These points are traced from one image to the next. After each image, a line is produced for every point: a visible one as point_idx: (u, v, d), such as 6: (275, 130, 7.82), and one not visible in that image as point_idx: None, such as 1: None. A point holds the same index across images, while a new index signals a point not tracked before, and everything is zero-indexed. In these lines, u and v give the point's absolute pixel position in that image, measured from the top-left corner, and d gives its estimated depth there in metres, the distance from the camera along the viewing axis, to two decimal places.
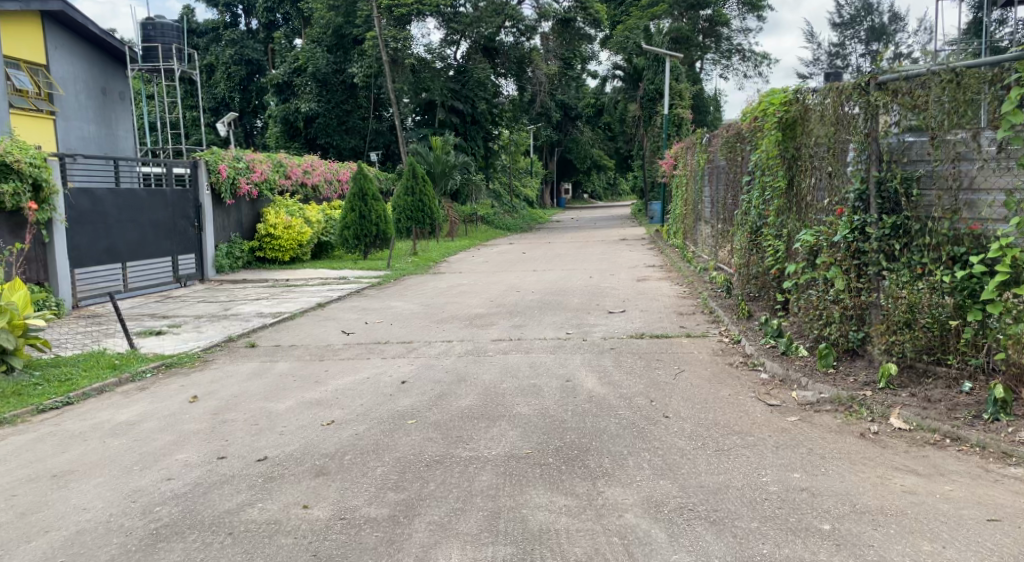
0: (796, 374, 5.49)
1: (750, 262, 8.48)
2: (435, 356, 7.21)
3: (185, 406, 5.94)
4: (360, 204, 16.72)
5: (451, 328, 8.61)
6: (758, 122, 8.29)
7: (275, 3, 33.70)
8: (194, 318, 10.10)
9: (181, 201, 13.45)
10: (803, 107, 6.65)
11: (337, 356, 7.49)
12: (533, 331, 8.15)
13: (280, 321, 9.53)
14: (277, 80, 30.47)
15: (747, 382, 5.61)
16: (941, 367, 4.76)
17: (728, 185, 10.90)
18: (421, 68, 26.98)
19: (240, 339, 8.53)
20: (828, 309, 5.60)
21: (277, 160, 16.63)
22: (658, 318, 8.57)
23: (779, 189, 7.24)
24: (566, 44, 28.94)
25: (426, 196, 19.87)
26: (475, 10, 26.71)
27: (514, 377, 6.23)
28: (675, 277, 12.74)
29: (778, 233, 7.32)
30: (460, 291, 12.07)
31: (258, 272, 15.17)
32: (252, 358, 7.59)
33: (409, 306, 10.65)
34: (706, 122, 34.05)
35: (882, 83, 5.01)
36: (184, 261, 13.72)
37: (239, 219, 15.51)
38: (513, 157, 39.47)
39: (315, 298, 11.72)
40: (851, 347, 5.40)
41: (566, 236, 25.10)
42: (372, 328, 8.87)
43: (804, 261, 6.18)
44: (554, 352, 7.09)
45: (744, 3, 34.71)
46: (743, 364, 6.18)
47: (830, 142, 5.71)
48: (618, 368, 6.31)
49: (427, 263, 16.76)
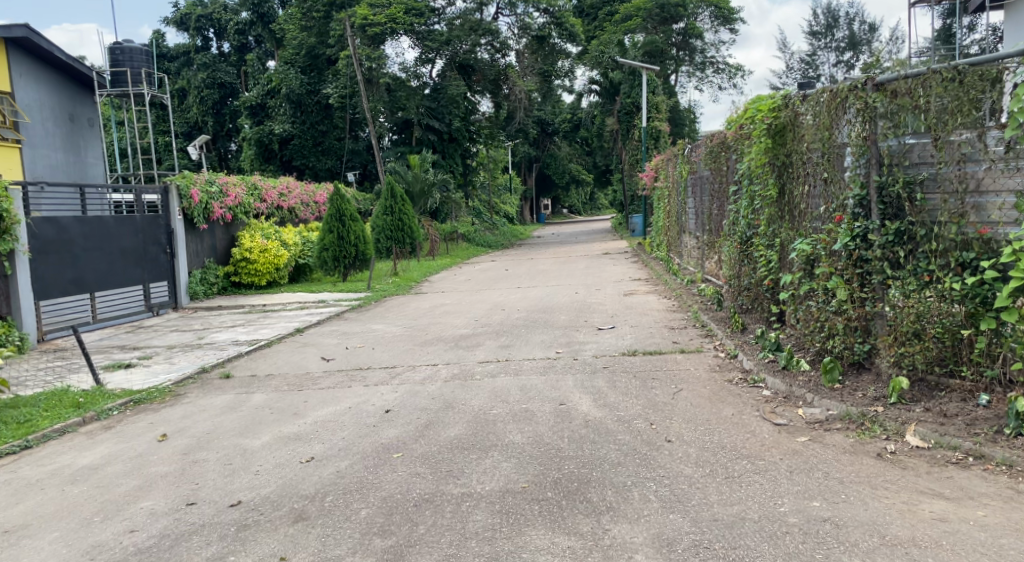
0: (800, 391, 5.23)
1: (741, 274, 8.29)
2: (420, 382, 6.86)
3: (153, 446, 5.54)
4: (338, 225, 16.25)
5: (436, 351, 8.28)
6: (745, 130, 8.14)
7: (246, 25, 33.46)
8: (166, 349, 9.66)
9: (152, 226, 13.04)
10: (792, 112, 6.46)
11: (317, 385, 7.12)
12: (522, 351, 7.84)
13: (256, 349, 9.13)
14: (250, 103, 30.82)
15: (749, 400, 5.33)
16: (954, 379, 4.52)
17: (713, 196, 10.76)
18: (396, 88, 26.74)
19: (214, 369, 8.11)
20: (831, 322, 5.33)
21: (252, 183, 16.21)
22: (649, 334, 8.32)
23: (770, 198, 7.08)
24: (542, 59, 28.84)
25: (405, 215, 19.60)
26: (449, 28, 26.83)
27: (505, 401, 5.93)
28: (662, 290, 12.55)
29: (770, 242, 7.16)
30: (443, 311, 11.75)
31: (233, 298, 14.72)
32: (225, 390, 7.19)
33: (391, 328, 10.29)
34: (683, 134, 34.21)
35: (879, 83, 4.80)
36: (156, 289, 13.26)
37: (213, 243, 15.08)
38: (491, 174, 39.33)
39: (293, 323, 11.33)
40: (857, 360, 5.15)
41: (548, 251, 24.91)
42: (353, 353, 8.51)
43: (801, 271, 5.96)
44: (544, 373, 6.79)
45: (717, 16, 34.82)
46: (743, 380, 5.92)
47: (825, 147, 5.50)
48: (612, 389, 6.01)
49: (409, 283, 16.43)
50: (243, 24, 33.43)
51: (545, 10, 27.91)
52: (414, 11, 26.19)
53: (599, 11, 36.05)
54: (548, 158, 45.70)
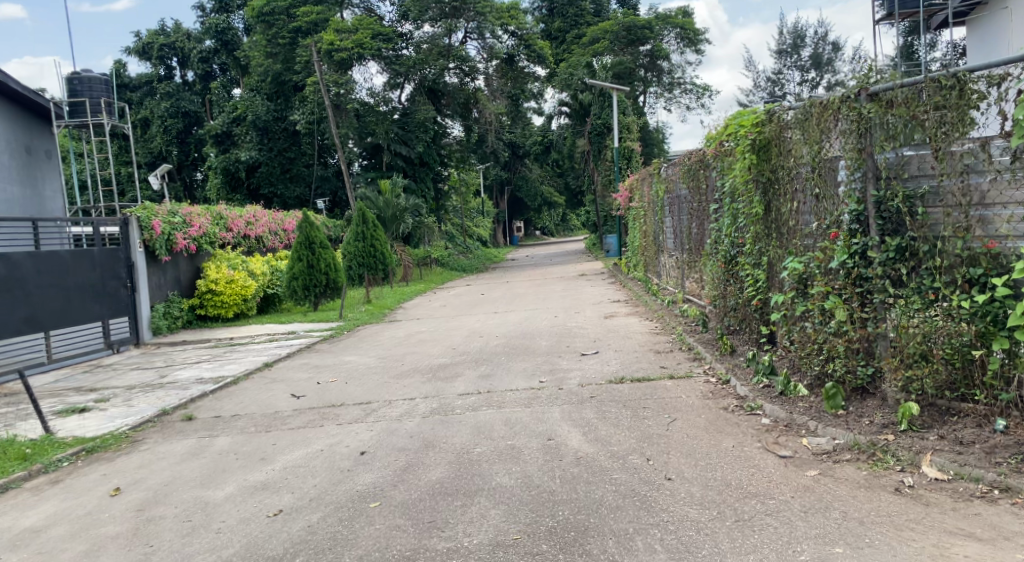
0: (802, 419, 4.95)
1: (726, 294, 8.07)
2: (398, 418, 6.44)
3: (104, 501, 5.05)
4: (307, 252, 15.75)
5: (413, 383, 7.87)
6: (725, 146, 8.00)
7: (209, 53, 32.99)
8: (124, 389, 9.09)
9: (112, 260, 12.42)
10: (776, 125, 6.29)
11: (287, 425, 6.67)
12: (504, 381, 7.46)
13: (222, 387, 8.62)
14: (216, 131, 29.97)
15: (749, 429, 5.02)
16: (966, 403, 4.27)
17: (692, 215, 10.59)
18: (364, 113, 26.50)
19: (175, 411, 7.58)
20: (830, 344, 5.06)
21: (217, 212, 15.69)
22: (635, 358, 8.03)
23: (755, 215, 6.91)
24: (511, 82, 28.81)
25: (377, 241, 19.19)
26: (417, 52, 26.65)
27: (489, 438, 5.54)
28: (643, 311, 12.31)
29: (758, 261, 6.98)
30: (419, 340, 11.33)
31: (199, 332, 14.13)
32: (187, 434, 6.69)
33: (365, 360, 9.84)
34: (654, 154, 34.37)
35: (873, 93, 4.60)
36: (116, 326, 12.66)
37: (176, 275, 14.52)
38: (463, 198, 39.09)
39: (262, 357, 10.82)
40: (861, 385, 4.86)
41: (524, 274, 24.65)
42: (325, 389, 8.05)
43: (794, 290, 5.74)
44: (529, 405, 6.42)
45: (682, 37, 35.21)
46: (739, 407, 5.61)
47: (815, 161, 5.29)
48: (603, 421, 5.66)
49: (382, 311, 16.00)
50: (207, 51, 32.95)
51: (513, 32, 27.87)
52: (381, 36, 26.02)
53: (566, 34, 36.23)
54: (519, 180, 45.65)
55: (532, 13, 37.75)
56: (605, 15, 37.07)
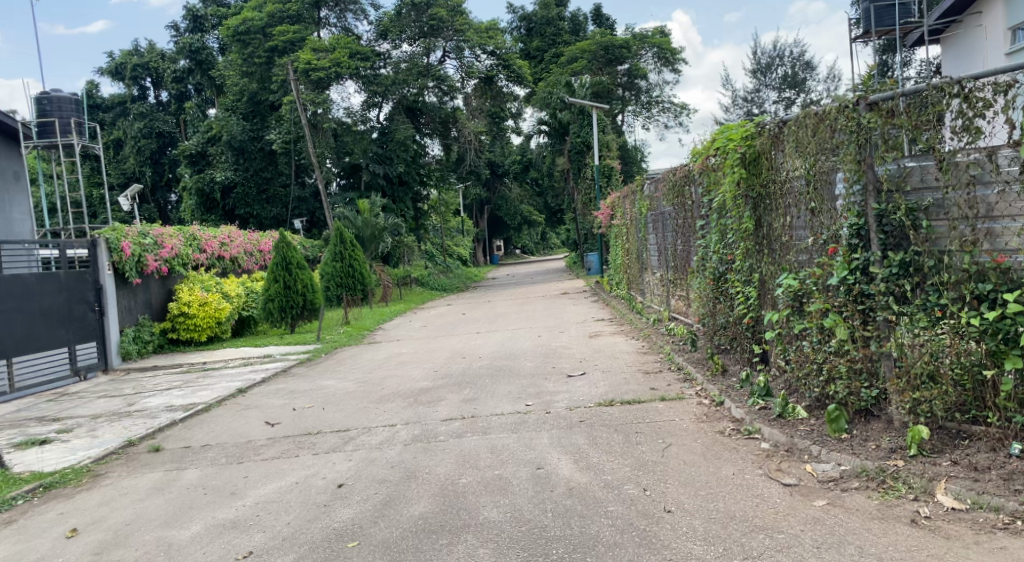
0: (804, 443, 4.71)
1: (715, 311, 7.90)
2: (378, 447, 6.09)
3: (58, 545, 4.65)
4: (283, 273, 15.36)
5: (393, 409, 7.51)
6: (710, 162, 7.91)
7: (184, 73, 32.56)
8: (89, 419, 8.62)
9: (78, 283, 12.02)
10: (767, 139, 6.18)
11: (260, 455, 6.29)
12: (488, 405, 7.15)
13: (192, 415, 8.20)
14: (190, 151, 29.54)
15: (748, 455, 4.78)
16: (978, 426, 4.07)
17: (677, 231, 10.44)
18: (342, 132, 26.26)
19: (142, 442, 7.15)
20: (830, 364, 4.87)
21: (190, 233, 15.28)
22: (623, 380, 7.76)
23: (746, 231, 6.79)
24: (490, 100, 28.85)
25: (356, 261, 18.84)
26: (395, 72, 26.51)
27: (475, 467, 5.23)
28: (628, 330, 12.09)
29: (748, 277, 6.85)
30: (399, 362, 10.97)
31: (171, 357, 13.67)
32: (153, 467, 6.27)
33: (343, 384, 9.47)
34: (633, 172, 34.51)
35: (873, 102, 4.44)
36: (83, 351, 12.15)
37: (147, 298, 14.04)
38: (442, 217, 38.91)
39: (235, 383, 10.39)
40: (865, 407, 4.65)
41: (506, 293, 24.44)
42: (301, 416, 7.67)
43: (789, 308, 5.58)
44: (516, 431, 6.13)
45: (660, 57, 35.54)
46: (736, 430, 5.37)
47: (810, 173, 5.15)
48: (594, 447, 5.38)
49: (361, 332, 15.64)
50: (181, 71, 32.53)
51: (492, 52, 27.89)
52: (359, 55, 25.85)
53: (544, 53, 36.40)
54: (499, 199, 45.64)
55: (510, 33, 37.91)
56: (582, 34, 37.36)
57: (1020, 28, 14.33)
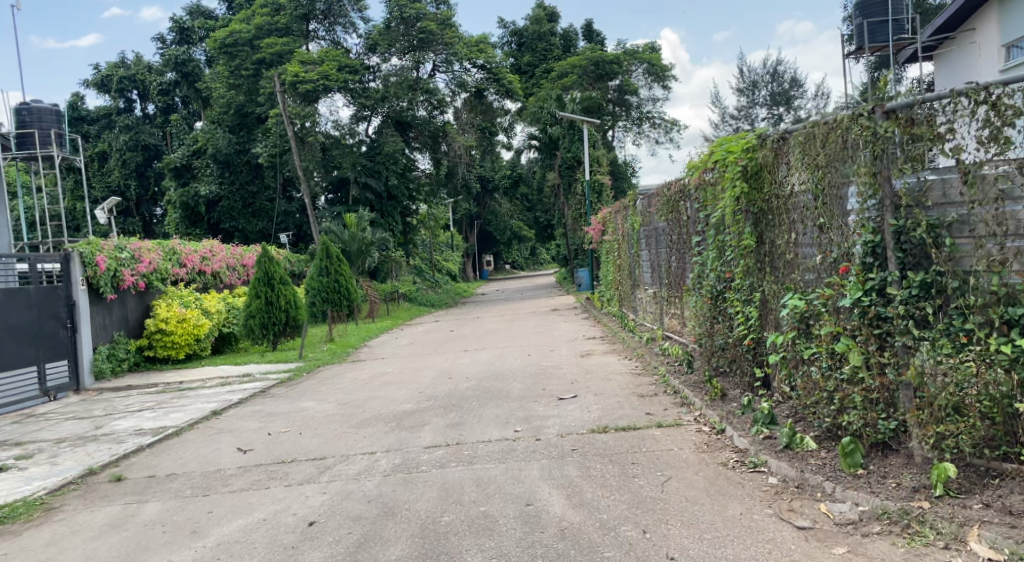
0: (815, 479, 4.36)
1: (712, 332, 7.56)
2: (355, 478, 5.64)
3: None
4: (265, 289, 14.89)
5: (374, 434, 7.07)
6: (707, 176, 7.63)
7: (171, 85, 32.15)
8: (51, 443, 8.09)
9: (49, 298, 11.54)
10: (770, 151, 5.93)
11: (228, 486, 5.81)
12: (475, 431, 6.72)
13: (161, 440, 7.70)
14: (175, 164, 29.06)
15: (756, 493, 4.40)
16: (1009, 463, 3.77)
17: (671, 247, 10.13)
18: (330, 146, 25.95)
19: (103, 470, 6.64)
20: (842, 393, 4.55)
21: (170, 246, 14.83)
22: (617, 404, 7.37)
23: (745, 247, 6.52)
24: (480, 115, 28.71)
25: (342, 276, 18.40)
26: (385, 85, 26.23)
27: (458, 502, 4.79)
28: (621, 349, 11.71)
29: (749, 296, 6.57)
30: (384, 382, 10.52)
31: (146, 376, 13.16)
32: (112, 498, 5.76)
33: (323, 406, 9.00)
34: (624, 188, 34.37)
35: (891, 110, 4.17)
36: (54, 369, 11.62)
37: (124, 314, 13.52)
38: (432, 231, 38.54)
39: (210, 404, 9.89)
40: (882, 440, 4.32)
41: (494, 309, 24.08)
42: (276, 442, 7.21)
43: (795, 330, 5.31)
44: (503, 460, 5.70)
45: (651, 73, 35.53)
46: (740, 463, 5.00)
47: (820, 187, 4.88)
48: (588, 480, 4.98)
49: (345, 350, 15.21)
50: (168, 84, 32.13)
51: (482, 66, 27.71)
52: (348, 68, 25.59)
53: (535, 69, 36.32)
54: (489, 214, 45.40)
55: (501, 48, 37.85)
56: (573, 50, 37.37)
57: (1015, 45, 14.26)
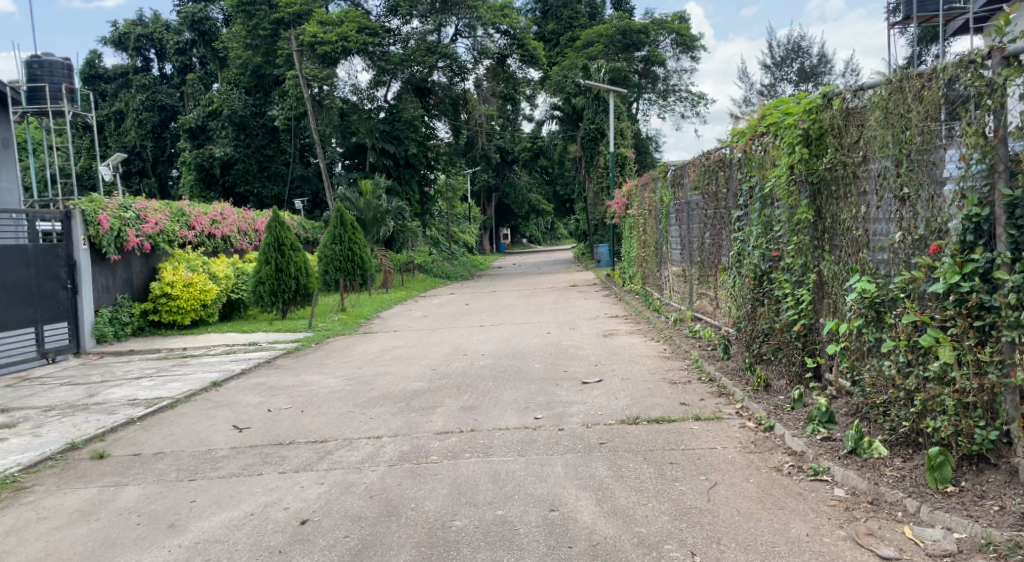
0: (895, 496, 3.75)
1: (754, 316, 6.84)
2: (358, 467, 5.04)
3: None
4: (276, 254, 14.33)
5: (379, 416, 6.46)
6: (755, 144, 6.92)
7: (186, 44, 31.45)
8: (40, 410, 7.57)
9: (48, 257, 11.03)
10: (839, 114, 5.21)
11: (218, 469, 5.24)
12: (491, 417, 6.09)
13: (154, 413, 7.16)
14: (190, 125, 28.44)
15: (822, 509, 3.76)
16: None
17: (705, 222, 9.40)
18: (348, 111, 25.10)
19: (87, 445, 6.09)
20: (928, 395, 3.91)
21: (178, 207, 14.34)
22: (647, 391, 6.74)
23: (801, 222, 5.82)
24: (502, 83, 27.49)
25: (356, 245, 17.84)
26: (405, 48, 25.36)
27: (472, 503, 4.18)
28: (645, 330, 11.05)
29: (800, 279, 5.88)
30: (394, 357, 9.96)
31: (150, 340, 12.72)
32: (90, 479, 5.19)
33: (329, 381, 8.43)
34: (648, 163, 33.40)
35: (1014, 54, 3.56)
36: (53, 331, 11.16)
37: (128, 276, 13.03)
38: (449, 202, 37.82)
39: (212, 374, 9.35)
40: (979, 452, 3.69)
41: (511, 283, 23.45)
42: (275, 420, 6.63)
43: (861, 318, 4.66)
44: (522, 452, 5.10)
45: (678, 43, 34.31)
46: (797, 468, 4.38)
47: (909, 151, 4.26)
48: (622, 481, 4.37)
49: (357, 320, 14.68)
50: (184, 43, 31.47)
51: (505, 32, 26.75)
52: (368, 30, 24.65)
53: (559, 37, 35.25)
54: (508, 186, 44.65)
55: (525, 15, 36.74)
56: (599, 18, 36.17)
57: None
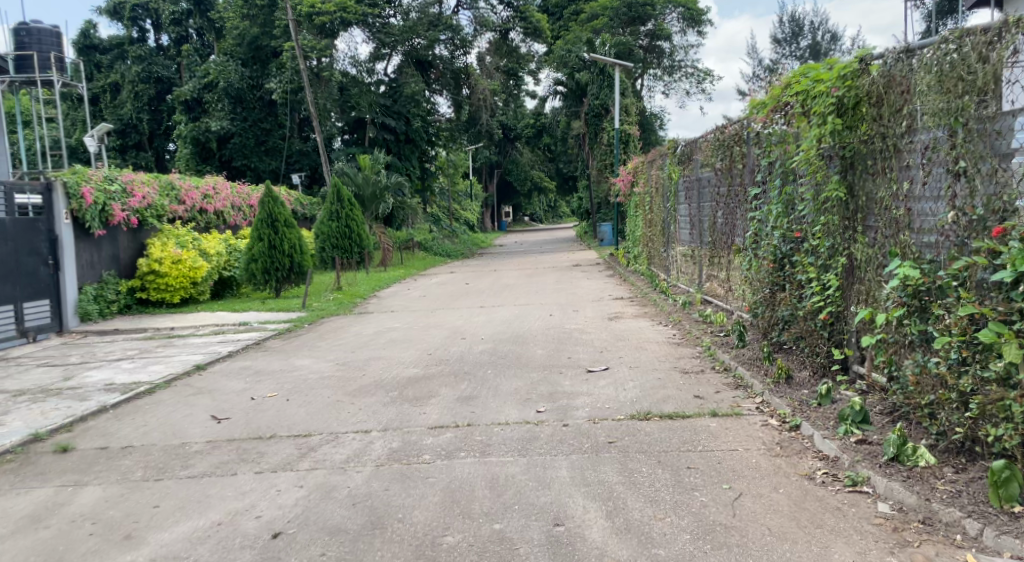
0: (951, 515, 3.28)
1: (773, 303, 6.32)
2: (342, 467, 4.57)
3: None
4: (269, 231, 13.79)
5: (369, 407, 5.99)
6: (776, 117, 6.35)
7: (182, 15, 30.66)
8: (11, 395, 7.12)
9: (28, 232, 10.51)
10: (878, 82, 4.63)
11: (188, 467, 4.77)
12: (490, 410, 5.61)
13: (129, 400, 6.69)
14: (185, 97, 27.70)
15: (868, 531, 3.28)
16: None
17: (717, 202, 8.84)
18: (348, 85, 24.49)
19: (52, 437, 5.62)
20: (988, 397, 3.41)
21: (167, 181, 13.82)
22: (657, 382, 6.25)
23: (829, 201, 5.28)
24: (505, 58, 26.68)
25: (354, 222, 17.22)
26: (405, 20, 24.69)
27: (466, 515, 3.69)
28: (653, 313, 10.53)
29: (827, 263, 5.36)
30: (390, 340, 9.49)
31: (137, 319, 12.25)
32: (49, 477, 4.73)
33: (318, 366, 7.95)
34: (652, 141, 32.69)
35: None
36: (34, 309, 10.68)
37: (114, 252, 12.53)
38: (451, 179, 37.11)
39: (196, 357, 8.88)
40: None
41: (513, 263, 22.92)
42: (258, 410, 6.16)
43: (902, 308, 4.14)
44: (523, 452, 4.62)
45: (686, 18, 33.28)
46: (831, 477, 3.90)
47: (968, 117, 3.73)
48: (634, 488, 3.90)
49: (353, 300, 14.18)
50: (180, 13, 30.68)
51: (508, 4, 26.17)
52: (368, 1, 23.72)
53: (564, 10, 34.34)
54: (511, 163, 43.91)
55: None
56: None
57: None
